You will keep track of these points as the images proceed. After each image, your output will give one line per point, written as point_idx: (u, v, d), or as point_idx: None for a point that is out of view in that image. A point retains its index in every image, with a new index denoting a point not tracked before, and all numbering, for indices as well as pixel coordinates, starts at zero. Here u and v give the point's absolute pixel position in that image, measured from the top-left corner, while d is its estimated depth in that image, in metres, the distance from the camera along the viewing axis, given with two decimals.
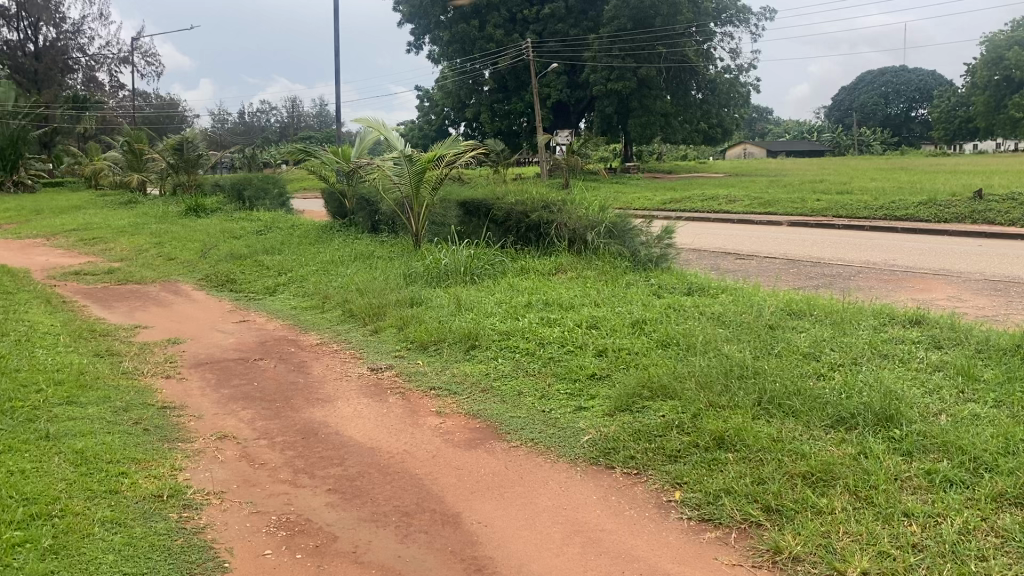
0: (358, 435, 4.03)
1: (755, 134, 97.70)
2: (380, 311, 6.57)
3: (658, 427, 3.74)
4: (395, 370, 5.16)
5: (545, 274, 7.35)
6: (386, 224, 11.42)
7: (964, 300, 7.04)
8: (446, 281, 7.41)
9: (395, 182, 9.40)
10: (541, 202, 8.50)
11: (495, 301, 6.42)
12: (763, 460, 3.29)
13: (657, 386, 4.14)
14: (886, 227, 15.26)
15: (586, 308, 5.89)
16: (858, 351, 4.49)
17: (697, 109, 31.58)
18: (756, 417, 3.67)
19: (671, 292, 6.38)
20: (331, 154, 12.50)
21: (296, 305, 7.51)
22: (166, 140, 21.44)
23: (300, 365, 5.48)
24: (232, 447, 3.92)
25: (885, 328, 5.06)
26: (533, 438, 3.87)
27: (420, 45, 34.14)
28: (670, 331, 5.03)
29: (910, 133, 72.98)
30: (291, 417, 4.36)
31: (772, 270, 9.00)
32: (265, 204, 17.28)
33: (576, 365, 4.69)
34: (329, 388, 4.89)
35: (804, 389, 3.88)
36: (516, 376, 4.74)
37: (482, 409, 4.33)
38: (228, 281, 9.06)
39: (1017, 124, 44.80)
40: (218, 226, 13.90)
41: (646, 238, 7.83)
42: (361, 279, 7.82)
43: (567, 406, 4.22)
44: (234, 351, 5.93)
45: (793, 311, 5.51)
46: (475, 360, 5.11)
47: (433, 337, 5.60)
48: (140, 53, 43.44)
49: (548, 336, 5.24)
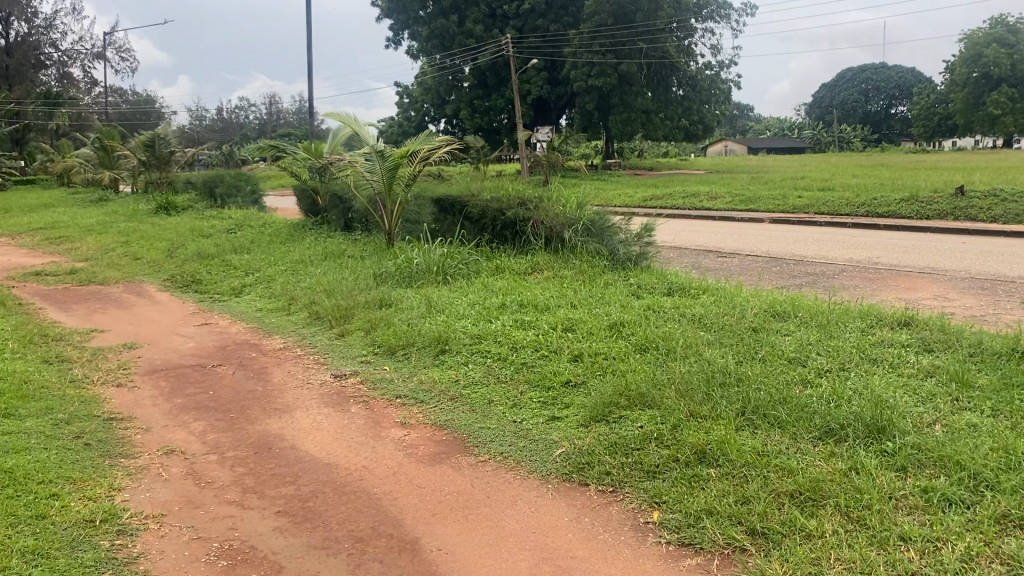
0: (315, 450, 3.76)
1: (737, 132, 98.08)
2: (347, 314, 6.30)
3: (635, 440, 3.50)
4: (360, 376, 4.90)
5: (521, 273, 7.10)
6: (360, 221, 11.14)
7: (950, 299, 6.86)
8: (418, 281, 7.15)
9: (367, 178, 9.15)
10: (517, 198, 8.24)
11: (467, 302, 6.16)
12: (747, 477, 3.06)
13: (634, 394, 3.91)
14: (868, 224, 15.13)
15: (561, 310, 5.65)
16: (846, 356, 4.27)
17: (678, 106, 31.41)
18: (739, 429, 3.45)
19: (650, 292, 6.13)
20: (302, 151, 12.19)
21: (261, 307, 7.22)
22: (138, 136, 20.99)
23: (260, 372, 5.20)
24: (178, 463, 3.65)
25: (873, 329, 4.85)
26: (502, 452, 3.62)
27: (398, 41, 33.78)
28: (648, 334, 4.79)
29: (889, 130, 73.32)
30: (245, 429, 4.09)
31: (754, 268, 8.79)
32: (237, 202, 16.93)
33: (549, 371, 4.44)
34: (289, 397, 4.62)
35: (791, 397, 3.65)
36: (487, 384, 4.47)
37: (449, 419, 4.07)
38: (194, 282, 8.76)
39: (995, 122, 45.11)
40: (188, 224, 13.57)
41: (625, 236, 7.59)
42: (330, 279, 7.55)
43: (539, 416, 3.96)
44: (193, 357, 5.65)
45: (777, 312, 5.29)
46: (444, 365, 4.85)
47: (401, 342, 5.33)
48: (115, 48, 42.88)
49: (521, 340, 4.99)
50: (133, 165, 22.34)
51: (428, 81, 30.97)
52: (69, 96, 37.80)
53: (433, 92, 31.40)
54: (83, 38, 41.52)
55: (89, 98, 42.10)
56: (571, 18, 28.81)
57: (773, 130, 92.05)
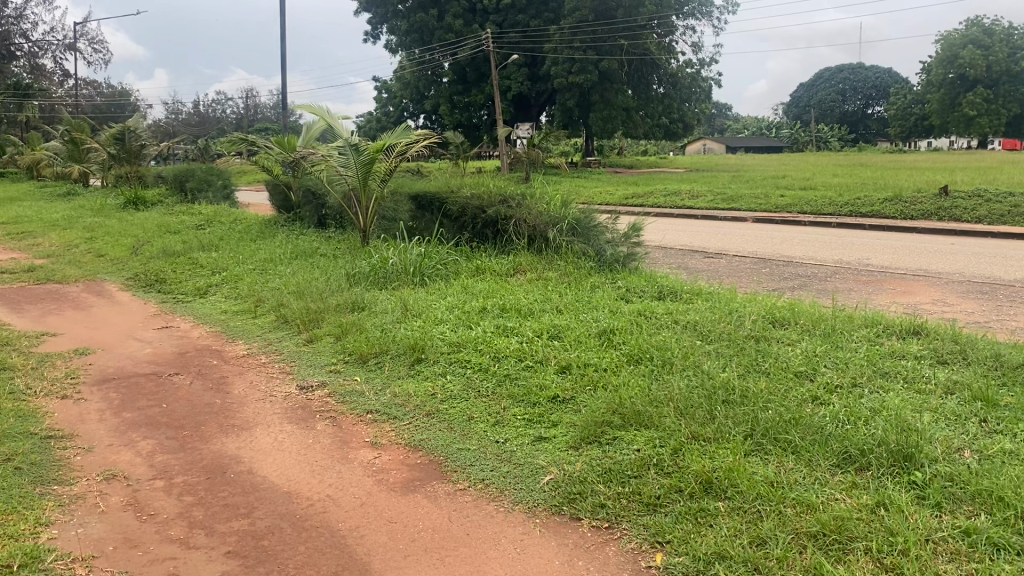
0: (274, 476, 3.37)
1: (714, 130, 98.37)
2: (317, 318, 5.89)
3: (632, 466, 3.14)
4: (328, 389, 4.50)
5: (502, 275, 6.75)
6: (334, 219, 10.73)
7: (950, 304, 6.57)
8: (393, 282, 6.76)
9: (340, 172, 8.68)
10: (498, 194, 7.85)
11: (445, 305, 5.77)
12: (763, 513, 2.70)
13: (628, 412, 3.55)
14: (853, 224, 14.90)
15: (547, 316, 5.28)
16: (857, 369, 3.93)
17: (659, 104, 31.09)
18: (747, 454, 3.09)
19: (640, 297, 5.76)
20: (274, 145, 11.72)
21: (227, 309, 6.79)
22: (108, 129, 20.36)
23: (220, 383, 4.78)
24: (119, 491, 3.24)
25: (880, 339, 4.51)
26: (484, 478, 3.25)
27: (377, 35, 33.26)
28: (641, 343, 4.43)
29: (866, 130, 73.53)
30: (199, 450, 3.68)
31: (743, 269, 8.46)
32: (208, 197, 16.44)
33: (534, 384, 4.07)
34: (249, 412, 4.22)
35: (802, 418, 3.30)
36: (467, 398, 4.09)
37: (424, 439, 3.69)
38: (157, 281, 8.31)
39: (971, 123, 45.30)
40: (156, 219, 13.09)
41: (612, 236, 7.23)
42: (301, 279, 7.14)
43: (525, 436, 3.59)
44: (149, 365, 5.22)
45: (775, 319, 4.96)
46: (419, 376, 4.46)
47: (373, 349, 4.95)
48: (87, 39, 42.07)
49: (503, 348, 4.62)
50: (102, 159, 21.75)
51: (407, 75, 30.52)
52: (39, 87, 36.95)
53: (412, 87, 30.95)
54: (54, 29, 40.60)
55: (61, 90, 41.23)
56: (552, 14, 28.41)
57: (750, 129, 92.27)
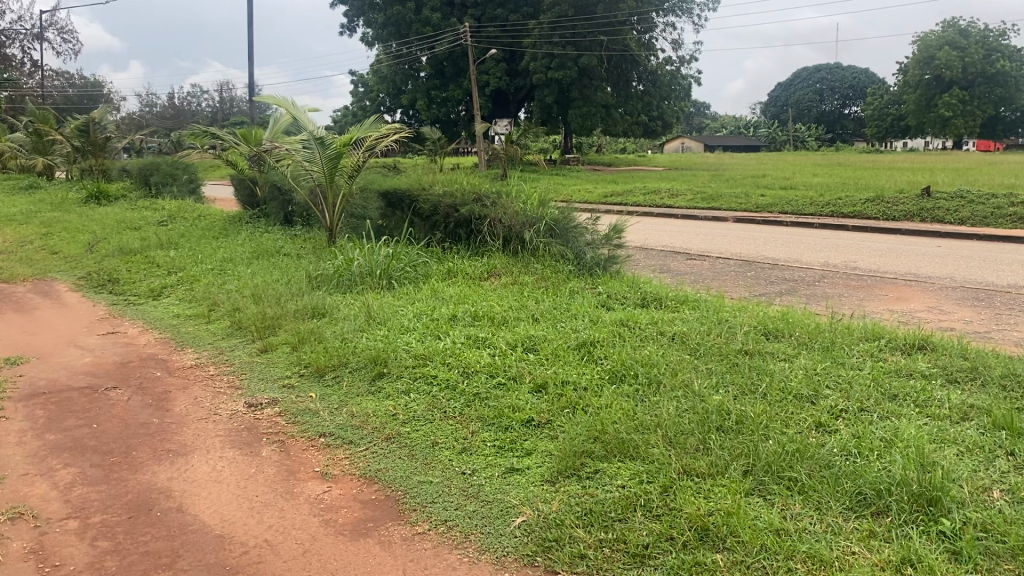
0: (206, 515, 2.94)
1: (692, 128, 98.64)
2: (273, 325, 5.45)
3: (617, 506, 2.74)
4: (278, 407, 4.08)
5: (475, 278, 6.34)
6: (301, 216, 10.29)
7: (946, 312, 6.24)
8: (358, 286, 6.33)
9: (305, 168, 8.18)
10: (472, 193, 7.43)
11: (413, 312, 5.35)
12: (769, 571, 2.31)
13: (610, 441, 3.16)
14: (836, 224, 14.63)
15: (522, 325, 4.88)
16: (861, 391, 3.56)
17: (638, 101, 30.77)
18: (748, 494, 2.70)
19: (621, 305, 5.37)
20: (239, 139, 11.23)
21: (179, 313, 6.34)
22: (72, 121, 19.68)
23: (161, 399, 4.33)
24: (23, 535, 2.80)
25: (883, 355, 4.14)
26: (448, 518, 2.84)
27: (353, 29, 32.66)
28: (625, 358, 4.04)
29: (842, 130, 73.75)
30: (124, 482, 3.23)
31: (728, 272, 8.10)
32: (172, 191, 15.91)
33: (506, 405, 3.67)
34: (188, 435, 3.78)
35: (807, 450, 2.92)
36: (431, 420, 3.68)
37: (382, 470, 3.28)
38: (110, 281, 7.82)
39: (946, 124, 45.40)
40: (117, 215, 12.55)
41: (592, 238, 6.81)
42: (260, 281, 6.71)
43: (494, 467, 3.18)
44: (85, 376, 4.75)
45: (768, 331, 4.58)
46: (380, 394, 4.04)
47: (331, 361, 4.52)
48: (56, 29, 41.12)
49: (473, 363, 4.20)
50: (68, 151, 21.05)
51: (383, 69, 29.98)
52: None
53: (388, 81, 30.43)
54: (21, 18, 39.62)
55: (28, 80, 40.26)
56: (531, 9, 27.98)
57: (728, 128, 92.42)
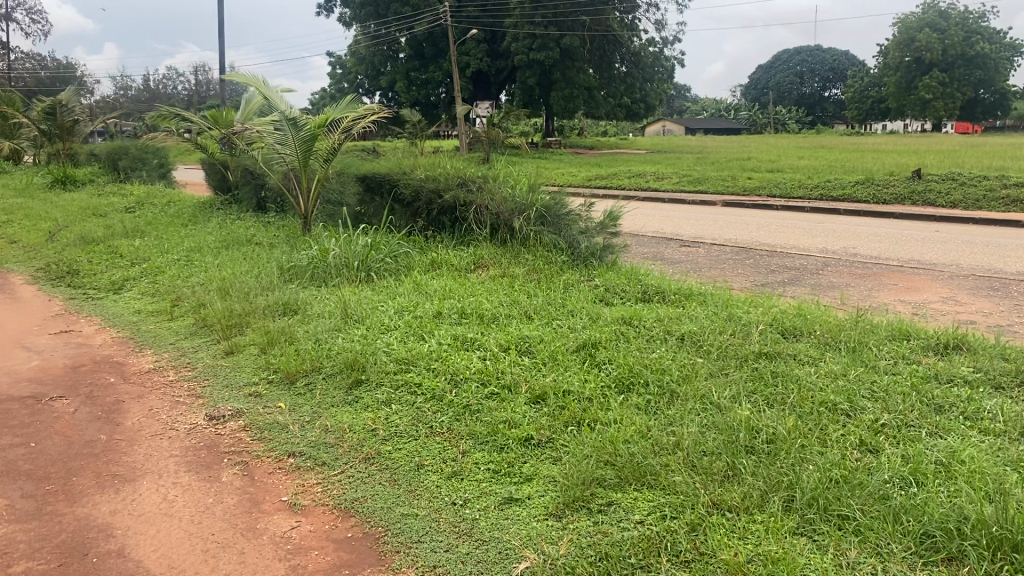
0: (152, 563, 2.48)
1: (672, 111, 98.42)
2: (240, 323, 4.98)
3: (636, 550, 2.31)
4: (242, 420, 3.64)
5: (461, 270, 5.91)
6: (274, 202, 9.81)
7: (962, 303, 5.86)
8: (335, 279, 5.86)
9: (277, 151, 7.67)
10: (456, 177, 6.96)
11: (393, 309, 4.89)
12: None
13: (624, 466, 2.74)
14: (827, 207, 14.29)
15: (514, 324, 4.43)
16: (903, 402, 3.14)
17: (621, 83, 30.31)
18: (793, 536, 2.29)
19: (621, 300, 4.95)
20: (209, 120, 10.69)
21: (140, 309, 5.85)
22: (37, 103, 18.93)
23: (112, 411, 3.86)
24: None
25: (914, 356, 3.74)
26: (437, 564, 2.41)
27: (331, 9, 32.04)
28: (632, 363, 3.62)
29: (823, 112, 73.49)
30: (58, 518, 2.77)
31: (726, 260, 7.70)
32: (142, 175, 15.39)
33: (500, 419, 3.23)
34: (138, 456, 3.31)
35: (857, 480, 2.51)
36: (415, 437, 3.24)
37: (360, 499, 2.85)
38: (69, 273, 7.30)
39: (926, 106, 45.17)
40: (82, 201, 12.00)
41: (586, 226, 6.36)
42: (228, 273, 6.23)
43: (490, 496, 2.75)
44: (28, 385, 4.25)
45: (785, 329, 4.17)
46: (358, 406, 3.59)
47: (303, 367, 4.07)
48: (25, 9, 40.21)
49: (460, 369, 3.76)
50: (35, 136, 20.33)
51: (361, 50, 29.32)
52: None
53: (367, 63, 29.76)
54: None
55: None
56: None
57: (709, 112, 92.03)
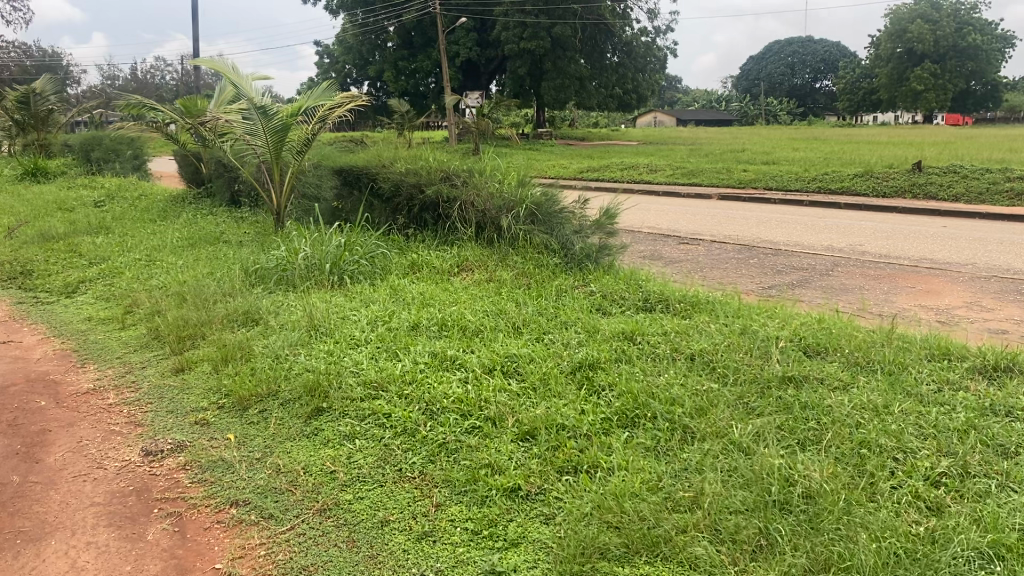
0: None
1: (663, 103, 97.94)
2: (194, 335, 4.45)
3: None
4: (184, 456, 3.12)
5: (443, 273, 5.40)
6: (249, 196, 9.26)
7: (990, 309, 5.38)
8: (304, 282, 5.34)
9: (248, 142, 7.13)
10: (439, 170, 6.42)
11: (365, 319, 4.37)
12: None
13: (631, 530, 2.24)
14: (826, 201, 13.84)
15: (500, 339, 3.91)
16: (959, 442, 2.64)
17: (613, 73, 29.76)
18: None
19: (620, 309, 4.44)
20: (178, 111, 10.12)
21: (91, 316, 5.31)
22: (11, 92, 18.27)
23: (36, 443, 3.33)
24: None
25: (962, 381, 3.22)
26: None
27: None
28: (636, 391, 3.10)
29: (814, 103, 73.02)
30: None
31: (729, 259, 7.21)
32: (115, 168, 14.79)
33: (482, 462, 2.72)
34: (53, 505, 2.79)
35: (929, 557, 2.00)
36: (380, 483, 2.73)
37: (310, 567, 2.33)
38: (21, 273, 6.74)
39: (918, 97, 44.54)
40: (48, 194, 11.42)
41: (580, 223, 5.85)
42: (190, 276, 5.69)
43: (468, 567, 2.23)
44: None
45: (808, 348, 3.67)
46: (317, 440, 3.08)
47: (257, 391, 3.55)
48: None
49: (437, 396, 3.25)
50: (7, 126, 19.60)
51: (348, 39, 28.74)
52: None
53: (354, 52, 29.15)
54: None
55: None
56: None
57: (699, 104, 91.52)
